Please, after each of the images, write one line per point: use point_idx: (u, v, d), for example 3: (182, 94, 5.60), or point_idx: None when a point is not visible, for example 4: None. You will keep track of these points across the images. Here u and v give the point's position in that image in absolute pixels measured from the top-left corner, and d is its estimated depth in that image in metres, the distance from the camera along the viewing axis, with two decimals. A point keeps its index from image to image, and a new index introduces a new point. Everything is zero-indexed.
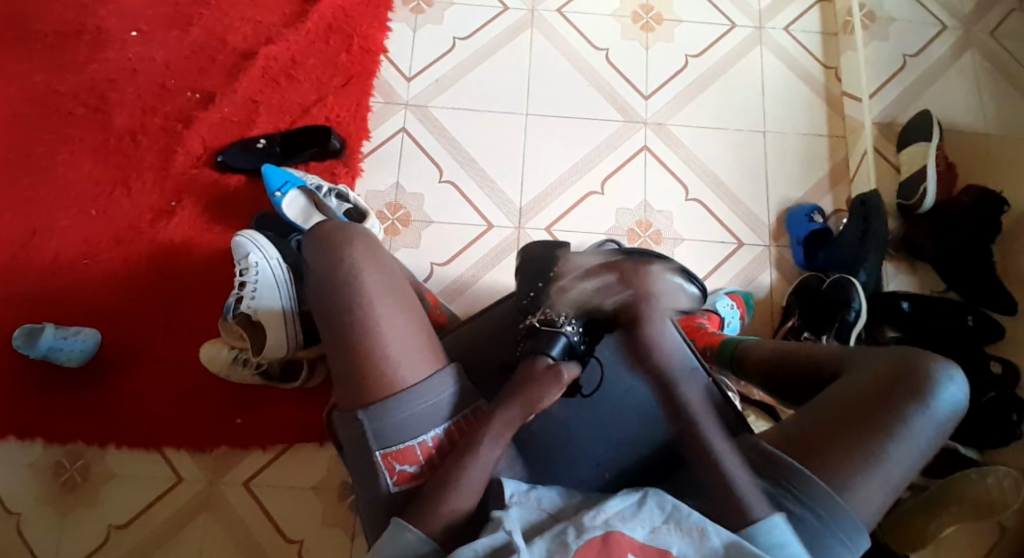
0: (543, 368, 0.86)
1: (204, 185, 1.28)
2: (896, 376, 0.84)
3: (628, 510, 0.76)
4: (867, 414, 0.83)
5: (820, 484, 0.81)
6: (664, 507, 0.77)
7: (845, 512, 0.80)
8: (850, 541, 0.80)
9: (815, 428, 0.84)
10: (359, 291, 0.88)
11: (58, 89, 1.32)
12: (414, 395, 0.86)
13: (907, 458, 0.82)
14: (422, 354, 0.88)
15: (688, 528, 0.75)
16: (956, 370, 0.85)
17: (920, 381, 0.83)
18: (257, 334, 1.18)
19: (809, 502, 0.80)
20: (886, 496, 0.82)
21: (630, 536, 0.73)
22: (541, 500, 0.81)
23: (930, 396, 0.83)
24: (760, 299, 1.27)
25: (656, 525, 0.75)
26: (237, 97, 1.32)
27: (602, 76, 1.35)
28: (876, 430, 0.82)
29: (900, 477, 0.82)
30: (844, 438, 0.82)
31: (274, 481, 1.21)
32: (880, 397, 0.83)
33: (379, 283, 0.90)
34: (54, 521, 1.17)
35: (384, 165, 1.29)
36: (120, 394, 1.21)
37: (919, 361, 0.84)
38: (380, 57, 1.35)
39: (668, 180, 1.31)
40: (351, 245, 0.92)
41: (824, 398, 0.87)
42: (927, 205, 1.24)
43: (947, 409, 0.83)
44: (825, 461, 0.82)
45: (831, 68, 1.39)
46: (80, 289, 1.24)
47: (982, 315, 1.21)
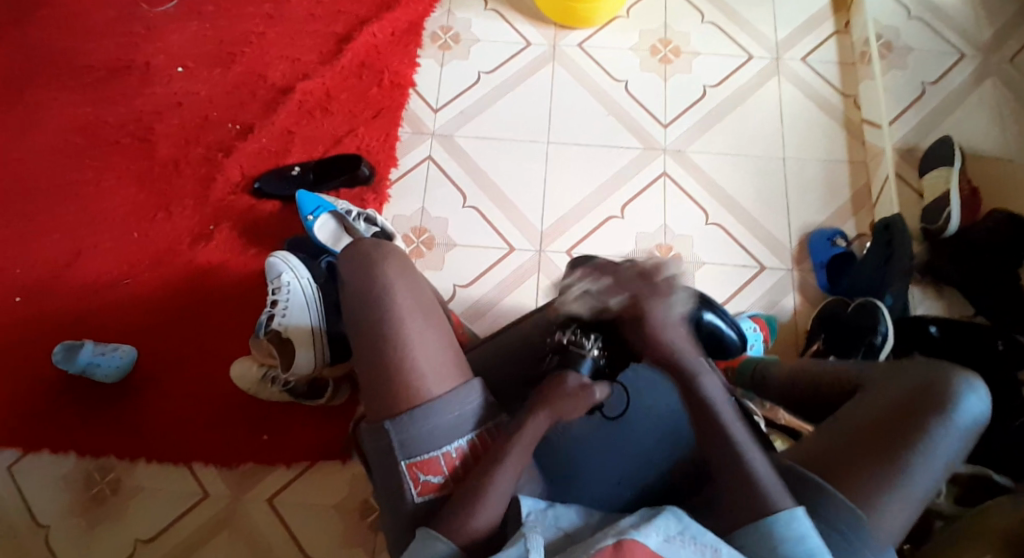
0: (575, 387, 0.86)
1: (240, 211, 1.35)
2: (915, 390, 0.85)
3: (642, 522, 0.74)
4: (888, 429, 0.83)
5: (843, 500, 0.80)
6: (680, 519, 0.75)
7: (868, 529, 0.79)
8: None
9: (836, 443, 0.85)
10: (389, 303, 0.92)
11: (109, 121, 1.42)
12: (440, 406, 0.87)
13: (930, 473, 0.82)
14: (449, 367, 0.91)
15: (702, 545, 0.73)
16: (979, 384, 0.86)
17: (939, 395, 0.84)
18: (286, 350, 1.21)
19: (828, 518, 0.80)
20: (910, 513, 0.81)
21: (643, 543, 0.71)
22: (558, 518, 0.81)
23: (953, 410, 0.83)
24: (783, 323, 1.26)
25: (671, 535, 0.73)
26: (274, 128, 1.39)
27: (621, 106, 1.40)
28: (899, 445, 0.82)
29: (924, 494, 0.82)
30: (868, 455, 0.82)
31: (296, 499, 1.22)
32: (900, 411, 0.84)
33: (409, 297, 0.94)
34: (83, 533, 1.20)
35: (411, 191, 1.34)
36: (152, 408, 1.25)
37: (942, 376, 0.85)
38: (409, 90, 1.42)
39: (688, 204, 1.33)
40: (382, 261, 0.96)
41: (846, 416, 0.87)
42: (952, 228, 1.23)
43: (968, 422, 0.84)
44: (845, 475, 0.82)
45: (849, 97, 1.41)
46: (120, 307, 1.30)
47: (1015, 340, 1.18)
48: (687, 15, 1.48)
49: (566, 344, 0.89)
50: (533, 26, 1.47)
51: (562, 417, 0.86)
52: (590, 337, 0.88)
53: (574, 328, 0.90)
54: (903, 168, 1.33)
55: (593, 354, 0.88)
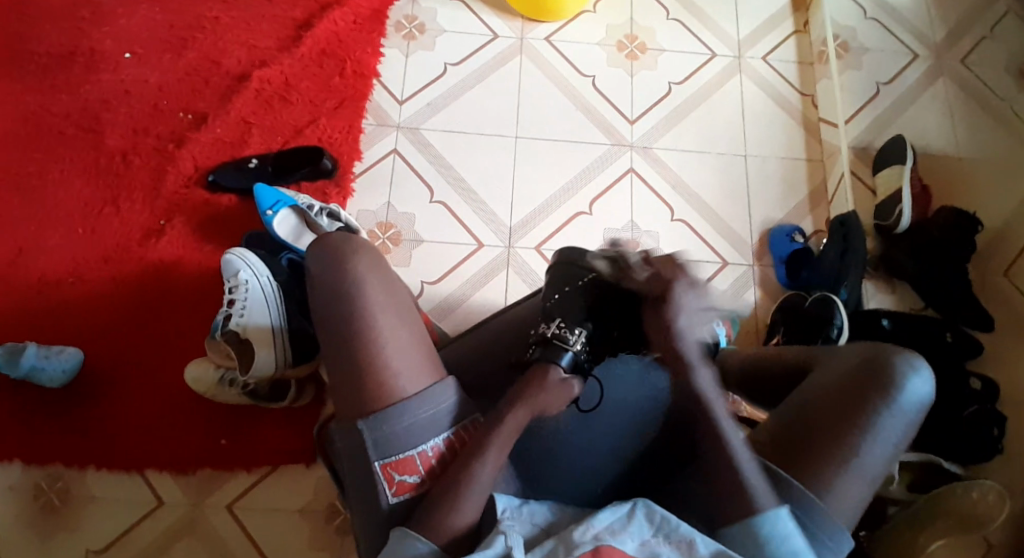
0: (556, 382, 0.85)
1: (194, 204, 1.29)
2: (862, 373, 0.87)
3: (618, 523, 0.75)
4: (836, 414, 0.85)
5: (798, 486, 0.81)
6: (653, 520, 0.76)
7: (825, 513, 0.80)
8: (832, 542, 0.80)
9: (789, 434, 0.86)
10: (361, 298, 0.89)
11: (50, 109, 1.33)
12: (416, 403, 0.86)
13: (879, 455, 0.84)
14: (422, 365, 0.89)
15: (677, 541, 0.74)
16: (922, 364, 0.87)
17: (887, 377, 0.86)
18: (245, 352, 1.17)
19: (786, 506, 0.81)
20: (862, 495, 0.83)
21: (620, 550, 0.72)
22: (533, 514, 0.80)
23: (897, 390, 0.85)
24: (745, 317, 1.29)
25: (645, 538, 0.75)
26: (230, 118, 1.34)
27: (589, 102, 1.39)
28: (847, 429, 0.84)
29: (875, 475, 0.84)
30: (818, 441, 0.84)
31: (258, 503, 1.18)
32: (845, 397, 0.86)
33: (382, 293, 0.91)
34: (30, 545, 1.13)
35: (375, 184, 1.31)
36: (103, 413, 1.19)
37: (884, 356, 0.87)
38: (372, 81, 1.38)
39: (654, 201, 1.34)
40: (353, 255, 0.93)
41: (798, 405, 0.88)
42: (903, 225, 1.28)
43: (915, 402, 0.85)
44: (798, 463, 0.83)
45: (808, 96, 1.45)
46: (66, 307, 1.23)
47: (961, 332, 1.24)
48: (652, 11, 1.48)
49: (548, 337, 0.87)
50: (500, 18, 1.45)
51: (542, 411, 0.85)
52: (574, 331, 0.87)
53: (556, 320, 0.88)
54: (857, 166, 1.38)
55: (576, 348, 0.86)
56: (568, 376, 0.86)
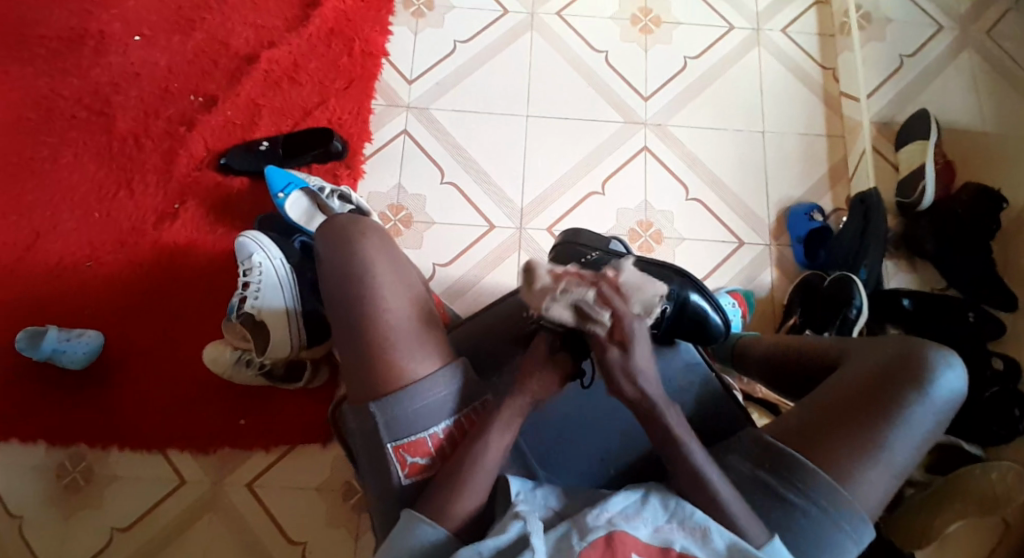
0: (543, 358, 0.83)
1: (208, 188, 1.29)
2: (896, 365, 0.85)
3: (632, 509, 0.75)
4: (866, 405, 0.84)
5: (823, 476, 0.81)
6: (667, 506, 0.76)
7: (850, 504, 0.81)
8: (855, 533, 0.81)
9: (815, 419, 0.85)
10: (367, 282, 0.89)
11: (62, 93, 1.34)
12: (426, 387, 0.86)
13: (907, 448, 0.83)
14: (433, 347, 0.89)
15: (691, 528, 0.74)
16: (956, 357, 0.86)
17: (921, 371, 0.84)
18: (259, 333, 1.18)
19: (811, 495, 0.81)
20: (888, 488, 0.83)
21: (633, 535, 0.72)
22: (547, 498, 0.80)
23: (930, 385, 0.84)
24: (761, 298, 1.27)
25: (660, 524, 0.75)
26: (239, 100, 1.33)
27: (602, 78, 1.37)
28: (877, 420, 0.83)
29: (902, 467, 0.83)
30: (844, 431, 0.83)
31: (277, 482, 1.20)
32: (876, 389, 0.84)
33: (389, 275, 0.90)
34: (57, 522, 1.16)
35: (387, 166, 1.31)
36: (123, 394, 1.21)
37: (918, 349, 0.86)
38: (381, 60, 1.37)
39: (667, 179, 1.32)
40: (360, 237, 0.93)
41: (825, 392, 0.87)
42: (926, 203, 1.25)
43: (947, 396, 0.84)
44: (824, 451, 0.83)
45: (830, 68, 1.41)
46: (84, 290, 1.25)
47: (982, 311, 1.21)
48: None
49: None
50: None
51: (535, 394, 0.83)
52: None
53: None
54: (879, 142, 1.35)
55: None
56: None
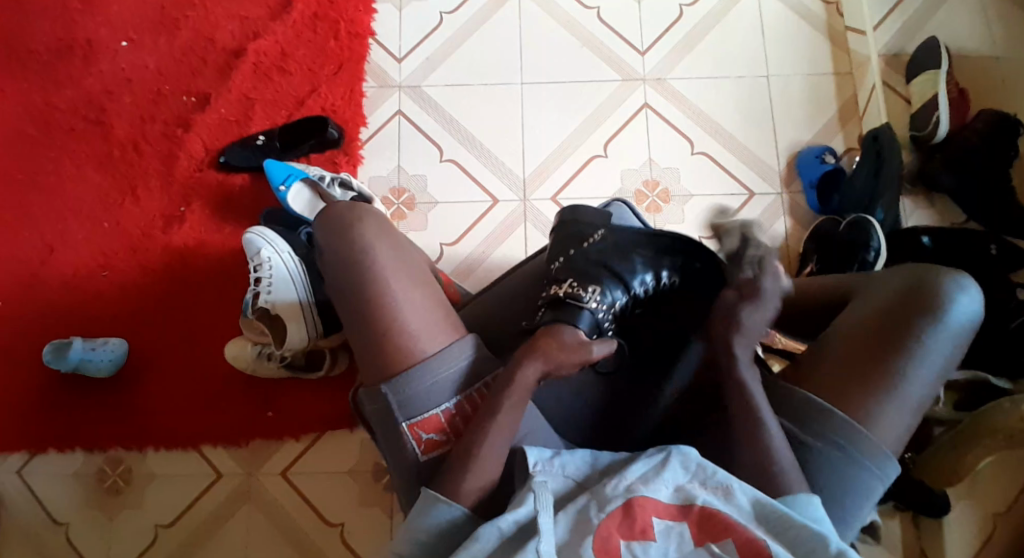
0: (574, 343, 0.82)
1: (210, 187, 1.30)
2: (908, 294, 0.84)
3: (652, 472, 0.75)
4: (879, 337, 0.83)
5: (838, 415, 0.81)
6: (688, 466, 0.76)
7: (867, 440, 0.80)
8: (877, 469, 0.81)
9: (826, 358, 0.85)
10: (370, 264, 0.90)
11: (58, 106, 1.34)
12: (436, 363, 0.86)
13: (923, 378, 0.82)
14: (440, 326, 0.89)
15: (713, 487, 0.74)
16: (969, 281, 0.85)
17: (932, 298, 0.83)
18: (277, 327, 1.19)
19: (826, 434, 0.81)
20: (908, 418, 0.82)
21: (654, 501, 0.73)
22: (564, 466, 0.79)
23: (944, 311, 0.82)
24: (776, 248, 1.24)
25: (681, 484, 0.75)
26: (232, 95, 1.33)
27: (596, 35, 1.33)
28: (890, 352, 0.82)
29: (922, 396, 0.82)
30: (856, 368, 0.82)
31: (310, 468, 1.23)
32: (887, 318, 0.83)
33: (392, 257, 0.91)
34: (103, 524, 1.20)
35: (384, 151, 1.29)
36: (151, 398, 1.24)
37: (930, 277, 0.84)
38: (369, 40, 1.35)
39: (671, 134, 1.28)
40: (358, 224, 0.93)
41: (836, 329, 0.86)
42: (942, 133, 1.20)
43: (961, 322, 0.83)
44: (837, 390, 0.82)
45: (831, 3, 1.35)
46: (103, 299, 1.27)
47: (1006, 244, 1.17)
48: None
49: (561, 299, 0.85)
50: None
51: (555, 370, 0.82)
52: (586, 289, 0.85)
53: (568, 280, 0.87)
54: (889, 75, 1.30)
55: (592, 306, 0.85)
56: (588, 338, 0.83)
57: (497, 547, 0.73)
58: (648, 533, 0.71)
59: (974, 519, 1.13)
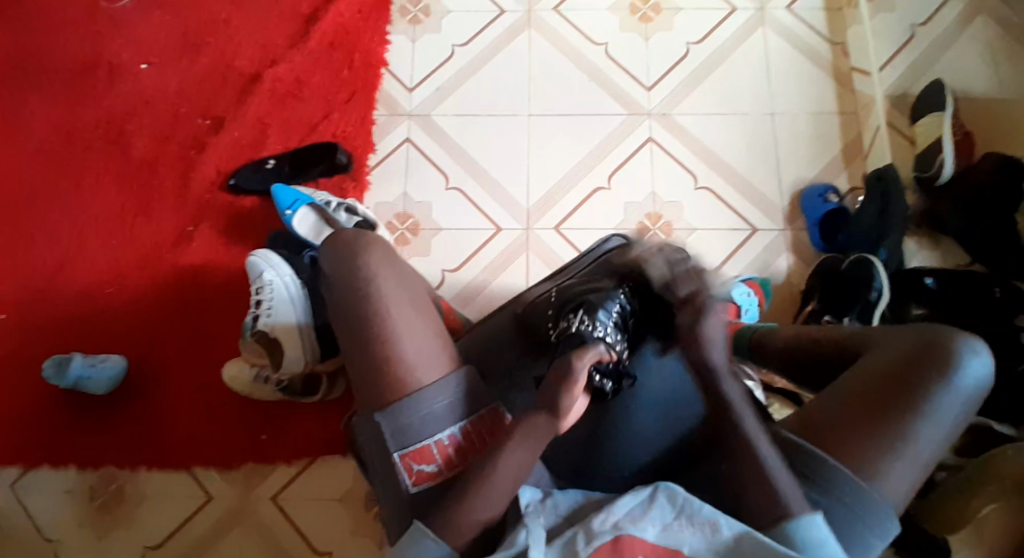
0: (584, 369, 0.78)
1: (219, 208, 1.31)
2: (919, 354, 0.83)
3: (639, 509, 0.74)
4: (889, 394, 0.82)
5: (844, 470, 0.79)
6: (675, 501, 0.74)
7: (873, 498, 0.78)
8: (879, 528, 0.79)
9: (835, 412, 0.83)
10: (375, 293, 0.90)
11: (76, 125, 1.37)
12: (431, 394, 0.85)
13: (932, 439, 0.81)
14: (438, 356, 0.89)
15: (700, 523, 0.72)
16: (981, 345, 0.84)
17: (943, 359, 0.82)
18: (274, 350, 1.17)
19: (832, 489, 0.79)
20: (914, 478, 0.80)
21: (640, 539, 0.71)
22: (557, 505, 0.78)
23: (954, 373, 0.82)
24: (779, 285, 1.24)
25: (668, 522, 0.73)
26: (245, 120, 1.35)
27: (604, 70, 1.35)
28: (900, 410, 0.81)
29: (928, 457, 0.81)
30: (866, 424, 0.81)
31: (300, 495, 1.21)
32: (898, 375, 0.83)
33: (395, 286, 0.92)
34: (90, 543, 1.18)
35: (390, 177, 1.30)
36: (147, 416, 1.23)
37: (942, 338, 0.84)
38: (382, 70, 1.37)
39: (677, 170, 1.29)
40: (365, 254, 0.94)
41: (845, 383, 0.85)
42: (946, 176, 1.20)
43: (971, 385, 0.82)
44: (845, 446, 0.80)
45: (839, 44, 1.36)
46: (107, 315, 1.27)
47: (1011, 287, 1.16)
48: None
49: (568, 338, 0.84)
50: None
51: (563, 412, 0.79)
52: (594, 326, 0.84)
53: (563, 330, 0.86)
54: (894, 116, 1.31)
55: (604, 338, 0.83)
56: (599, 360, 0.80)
57: None
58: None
59: None
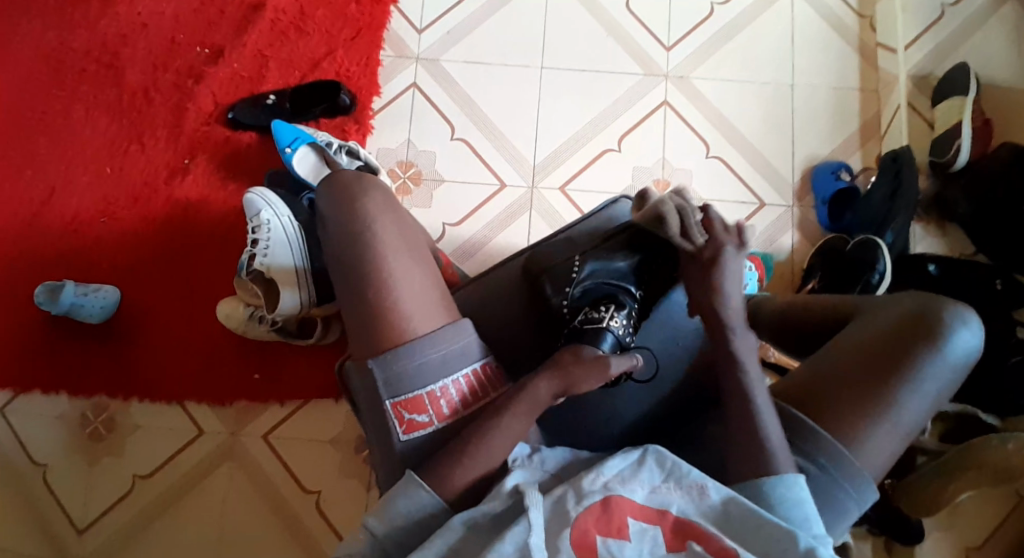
0: (591, 357, 0.81)
1: (217, 142, 1.28)
2: (910, 323, 0.82)
3: (628, 471, 0.74)
4: (877, 363, 0.81)
5: (827, 436, 0.79)
6: (664, 465, 0.74)
7: (853, 465, 0.78)
8: (857, 494, 0.79)
9: (822, 379, 0.82)
10: (372, 239, 0.87)
11: (70, 46, 1.32)
12: (428, 343, 0.83)
13: (916, 409, 0.80)
14: (437, 308, 0.87)
15: (688, 486, 0.73)
16: (972, 316, 0.83)
17: (934, 328, 0.81)
18: (271, 291, 1.17)
19: (814, 455, 0.79)
20: (895, 447, 0.80)
21: (629, 499, 0.72)
22: (544, 461, 0.78)
23: (944, 343, 0.81)
24: (780, 261, 1.23)
25: (656, 485, 0.74)
26: (246, 51, 1.30)
27: (622, 27, 1.31)
28: (887, 379, 0.80)
29: (911, 426, 0.80)
30: (853, 392, 0.80)
31: (291, 434, 1.22)
32: (888, 344, 0.82)
33: (394, 233, 0.88)
34: (82, 470, 1.20)
35: (395, 121, 1.27)
36: (138, 349, 1.23)
37: (935, 308, 0.82)
38: (390, 7, 1.32)
39: (688, 136, 1.26)
40: (364, 195, 0.90)
41: (835, 350, 0.84)
42: (960, 162, 1.18)
43: (959, 356, 0.81)
44: (829, 412, 0.80)
45: (866, 17, 1.32)
46: (100, 246, 1.25)
47: (1012, 280, 1.16)
48: None
49: (579, 327, 0.88)
50: None
51: (571, 388, 0.80)
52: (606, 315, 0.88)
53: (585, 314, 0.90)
54: (915, 97, 1.27)
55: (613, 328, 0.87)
56: (605, 353, 0.83)
57: (468, 541, 0.72)
58: (623, 533, 0.69)
59: (949, 550, 1.15)
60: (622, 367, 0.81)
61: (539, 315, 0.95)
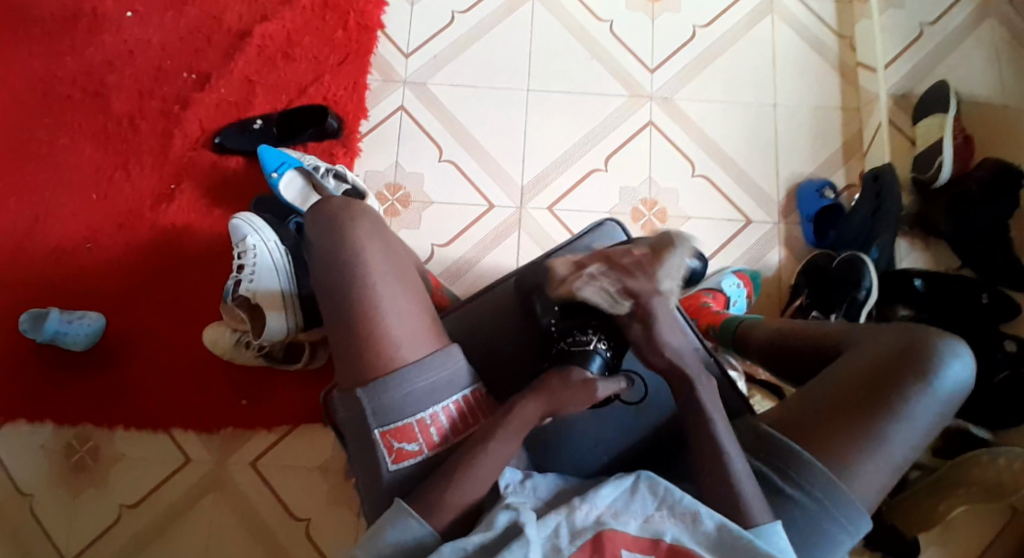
0: (578, 380, 0.77)
1: (204, 168, 1.28)
2: (900, 354, 0.82)
3: (621, 502, 0.73)
4: (868, 392, 0.81)
5: (818, 465, 0.79)
6: (656, 492, 0.74)
7: (845, 494, 0.78)
8: (850, 525, 0.78)
9: (812, 408, 0.82)
10: (361, 265, 0.86)
11: (58, 74, 1.32)
12: (415, 372, 0.83)
13: (908, 439, 0.80)
14: (424, 334, 0.86)
15: (681, 514, 0.72)
16: (963, 347, 0.83)
17: (924, 359, 0.81)
18: (256, 316, 1.16)
19: (804, 484, 0.79)
20: (887, 477, 0.80)
21: (623, 533, 0.70)
22: (537, 488, 0.78)
23: (933, 374, 0.81)
24: (767, 279, 1.23)
25: (649, 514, 0.73)
26: (233, 78, 1.31)
27: (607, 50, 1.32)
28: (878, 408, 0.80)
29: (903, 457, 0.80)
30: (844, 422, 0.80)
31: (279, 463, 1.20)
32: (878, 373, 0.82)
33: (381, 259, 0.88)
34: (65, 502, 1.17)
35: (383, 145, 1.28)
36: (122, 377, 1.21)
37: (925, 339, 0.82)
38: (377, 33, 1.33)
39: (673, 156, 1.27)
40: (352, 221, 0.90)
41: (827, 381, 0.84)
42: (943, 178, 1.19)
43: (950, 386, 0.81)
44: (820, 442, 0.80)
45: (845, 37, 1.35)
46: (86, 273, 1.24)
47: (998, 293, 1.16)
48: None
49: (565, 348, 0.82)
50: None
51: (558, 409, 0.78)
52: (591, 336, 0.82)
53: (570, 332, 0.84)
54: (897, 115, 1.30)
55: (601, 349, 0.81)
56: (593, 376, 0.78)
57: None
58: None
59: None
60: (612, 389, 0.78)
61: (529, 337, 0.95)
